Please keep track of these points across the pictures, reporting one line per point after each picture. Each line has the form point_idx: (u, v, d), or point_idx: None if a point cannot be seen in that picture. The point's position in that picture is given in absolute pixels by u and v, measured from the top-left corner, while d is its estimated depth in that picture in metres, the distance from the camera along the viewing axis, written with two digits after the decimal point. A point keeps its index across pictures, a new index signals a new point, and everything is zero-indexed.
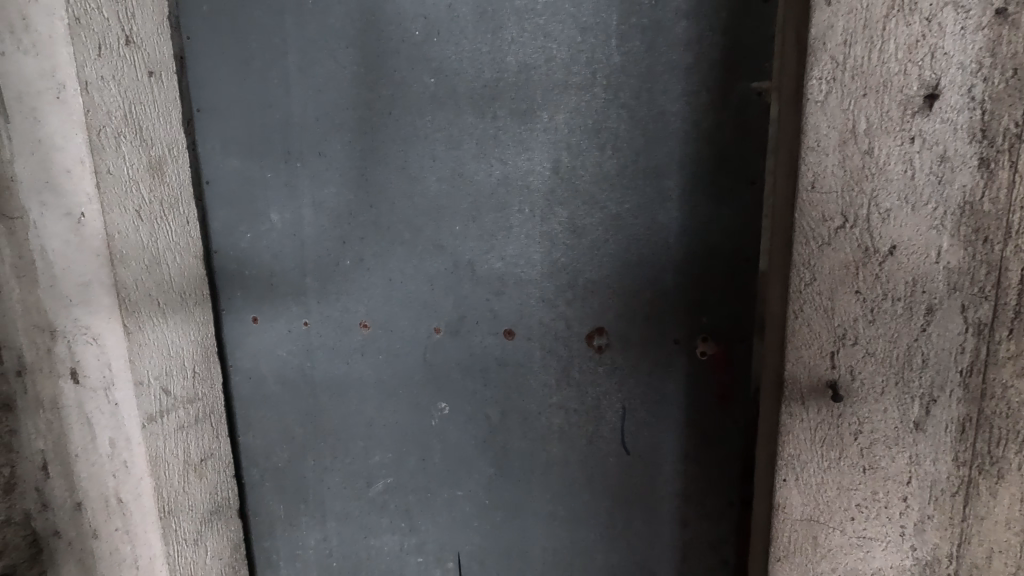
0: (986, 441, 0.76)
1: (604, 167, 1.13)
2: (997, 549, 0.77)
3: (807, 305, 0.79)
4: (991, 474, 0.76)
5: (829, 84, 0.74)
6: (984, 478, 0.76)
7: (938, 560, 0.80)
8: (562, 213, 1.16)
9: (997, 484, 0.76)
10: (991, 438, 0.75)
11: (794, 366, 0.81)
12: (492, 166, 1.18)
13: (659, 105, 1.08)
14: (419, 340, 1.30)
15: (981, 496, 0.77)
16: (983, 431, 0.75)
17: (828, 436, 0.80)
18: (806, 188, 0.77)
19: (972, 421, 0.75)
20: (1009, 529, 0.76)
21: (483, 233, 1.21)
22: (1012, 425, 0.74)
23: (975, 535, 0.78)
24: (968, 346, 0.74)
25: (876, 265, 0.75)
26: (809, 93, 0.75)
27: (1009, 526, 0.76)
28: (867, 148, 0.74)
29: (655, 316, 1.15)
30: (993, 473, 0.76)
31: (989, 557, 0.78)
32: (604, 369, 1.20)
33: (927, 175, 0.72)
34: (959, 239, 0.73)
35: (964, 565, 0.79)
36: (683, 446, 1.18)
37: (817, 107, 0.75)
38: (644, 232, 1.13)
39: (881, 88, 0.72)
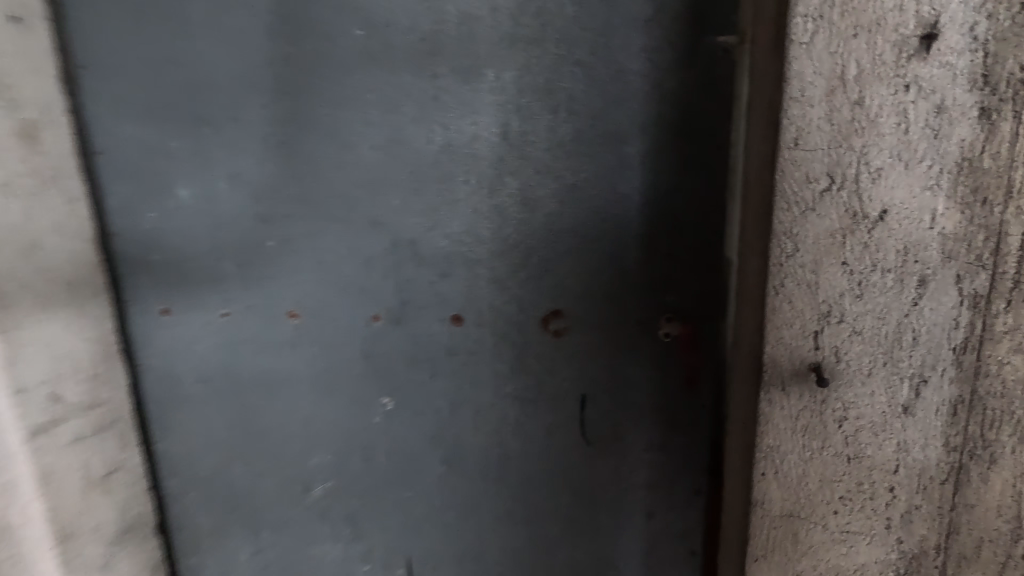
0: (979, 424, 0.70)
1: (558, 132, 1.02)
2: (988, 539, 0.73)
3: (789, 280, 0.70)
4: (983, 459, 0.71)
5: (815, 23, 0.65)
6: (976, 464, 0.71)
7: (926, 551, 0.74)
8: (513, 184, 1.05)
9: (989, 470, 0.71)
10: (984, 421, 0.70)
11: (774, 348, 0.72)
12: (433, 131, 1.05)
13: (617, 63, 0.98)
14: (356, 329, 1.16)
15: (972, 483, 0.72)
16: (976, 413, 0.70)
17: (811, 423, 0.73)
18: (789, 146, 0.68)
19: (965, 402, 0.70)
20: (1001, 518, 0.72)
21: (427, 208, 1.08)
22: (1008, 406, 0.69)
23: (964, 525, 0.73)
24: (963, 321, 0.68)
25: (865, 233, 0.68)
26: (793, 33, 0.65)
27: (1001, 514, 0.72)
28: (857, 98, 0.65)
29: (616, 295, 1.06)
30: (983, 457, 0.71)
31: (979, 548, 0.73)
32: (561, 355, 1.11)
33: (923, 128, 0.65)
34: (956, 201, 0.66)
35: (953, 556, 0.74)
36: (648, 433, 1.10)
37: (802, 50, 0.66)
38: (604, 204, 1.03)
39: (874, 26, 0.64)
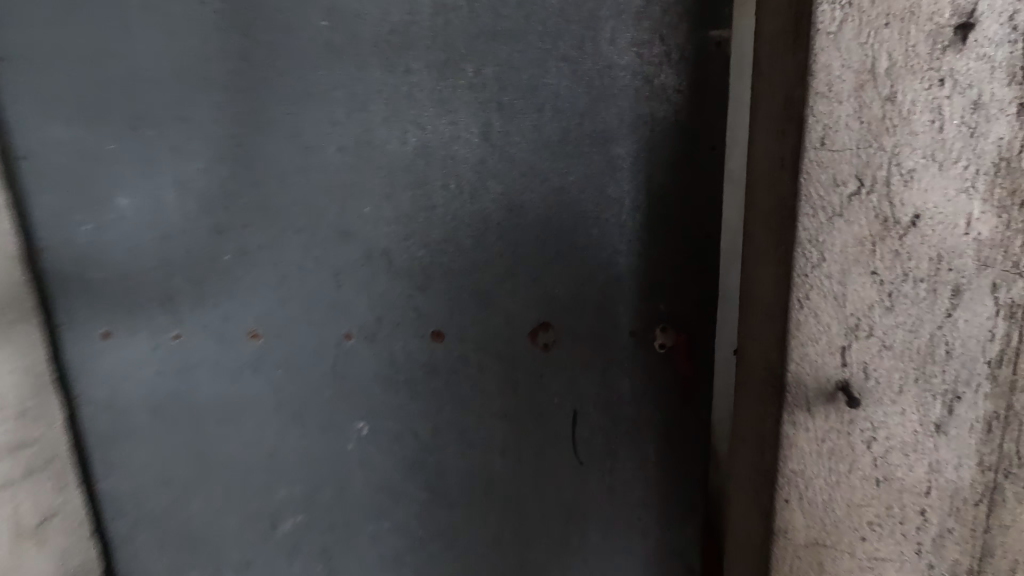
0: (1017, 442, 0.59)
1: (543, 132, 0.94)
2: None
3: (815, 293, 0.59)
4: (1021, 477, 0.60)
5: (844, 9, 0.52)
6: (1013, 484, 0.60)
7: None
8: (495, 188, 0.97)
9: None
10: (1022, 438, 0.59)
11: (799, 367, 0.61)
12: (407, 132, 0.96)
13: (605, 57, 0.91)
14: (326, 348, 1.06)
15: (1009, 503, 0.61)
16: (1014, 431, 0.59)
17: (838, 446, 0.62)
18: (814, 145, 0.56)
19: (1002, 419, 0.59)
20: None
21: (401, 216, 0.99)
22: None
23: (1000, 547, 0.62)
24: (998, 333, 0.57)
25: (897, 240, 0.56)
26: (819, 20, 0.53)
27: None
28: (889, 93, 0.53)
29: (608, 305, 0.99)
30: None
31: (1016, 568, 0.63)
32: (550, 370, 1.03)
33: (958, 126, 0.53)
34: (993, 205, 0.54)
35: None
36: (644, 449, 1.04)
37: (829, 40, 0.53)
38: (593, 208, 0.96)
39: (910, 11, 0.51)
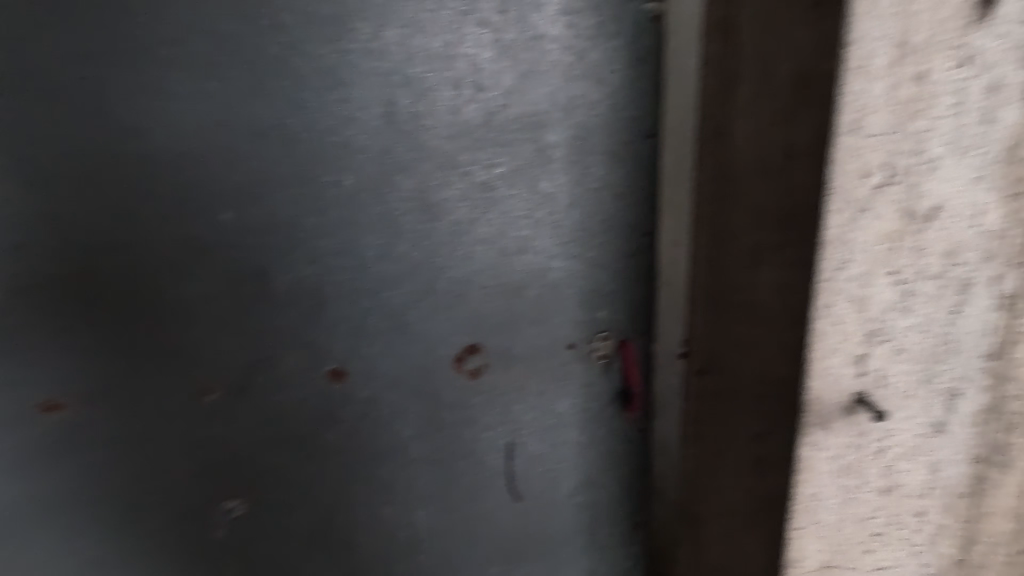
0: (999, 430, 0.59)
1: (461, 115, 0.76)
2: (998, 541, 0.63)
3: (839, 297, 0.52)
4: (999, 464, 0.60)
5: None
6: (993, 471, 0.60)
7: (947, 571, 0.63)
8: (404, 184, 0.77)
9: (1005, 474, 0.60)
10: (1002, 425, 0.59)
11: (819, 384, 0.54)
12: (280, 110, 0.72)
13: (532, 25, 0.75)
14: (174, 410, 0.79)
15: (991, 491, 0.60)
16: (997, 420, 0.58)
17: (852, 462, 0.57)
18: (848, 132, 0.49)
19: (991, 409, 0.58)
20: (1008, 518, 0.62)
21: (275, 226, 0.75)
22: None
23: (982, 535, 0.62)
24: (993, 325, 0.55)
25: (916, 235, 0.52)
26: None
27: (1013, 516, 0.62)
28: (919, 71, 0.48)
29: (543, 318, 0.86)
30: (999, 462, 0.60)
31: (990, 553, 0.63)
32: (480, 400, 0.87)
33: (975, 111, 0.49)
34: (999, 195, 0.52)
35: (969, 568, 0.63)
36: (585, 473, 0.94)
37: (869, 7, 0.46)
38: (524, 207, 0.81)
39: None
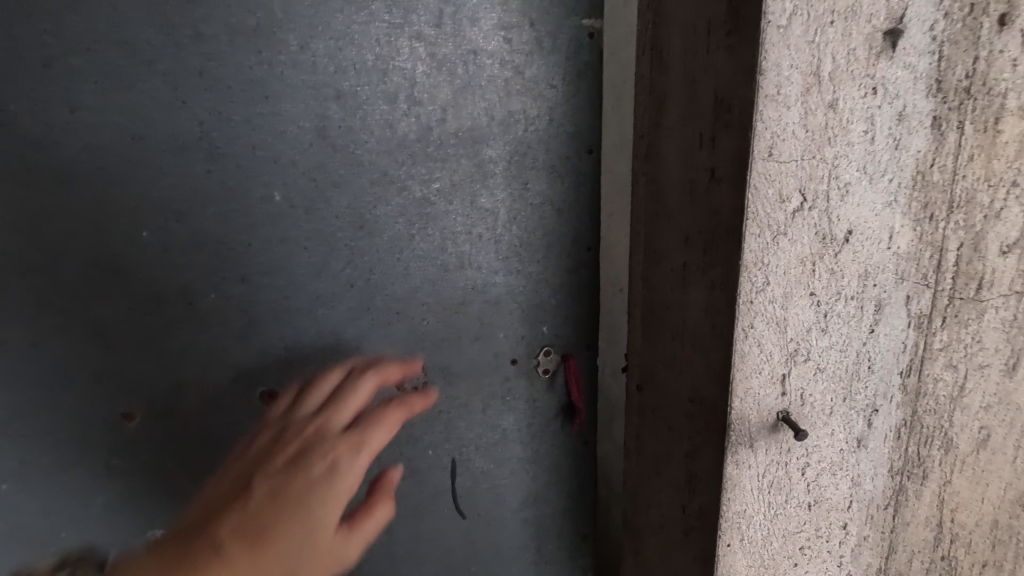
0: (916, 443, 0.61)
1: (397, 129, 0.75)
2: (918, 550, 0.65)
3: (759, 319, 0.53)
4: (917, 476, 0.62)
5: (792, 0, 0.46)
6: (912, 482, 0.62)
7: None
8: (339, 200, 0.75)
9: (923, 485, 0.62)
10: (920, 438, 0.60)
11: (742, 402, 0.55)
12: (205, 124, 0.69)
13: (468, 40, 0.74)
14: (93, 438, 0.75)
15: (909, 502, 0.62)
16: (915, 434, 0.60)
17: (778, 478, 0.58)
18: (762, 157, 0.49)
19: (907, 424, 0.60)
20: (928, 527, 0.64)
21: (199, 243, 0.72)
22: (939, 423, 0.60)
23: (902, 543, 0.64)
24: (908, 343, 0.57)
25: (832, 258, 0.53)
26: (767, 12, 0.46)
27: (932, 526, 0.64)
28: (830, 99, 0.49)
29: (486, 334, 0.85)
30: (917, 474, 0.62)
31: (911, 561, 0.65)
32: (422, 417, 0.86)
33: (885, 137, 0.51)
34: (910, 218, 0.54)
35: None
36: (531, 487, 0.93)
37: (779, 35, 0.46)
38: (463, 222, 0.80)
39: (852, 11, 0.47)
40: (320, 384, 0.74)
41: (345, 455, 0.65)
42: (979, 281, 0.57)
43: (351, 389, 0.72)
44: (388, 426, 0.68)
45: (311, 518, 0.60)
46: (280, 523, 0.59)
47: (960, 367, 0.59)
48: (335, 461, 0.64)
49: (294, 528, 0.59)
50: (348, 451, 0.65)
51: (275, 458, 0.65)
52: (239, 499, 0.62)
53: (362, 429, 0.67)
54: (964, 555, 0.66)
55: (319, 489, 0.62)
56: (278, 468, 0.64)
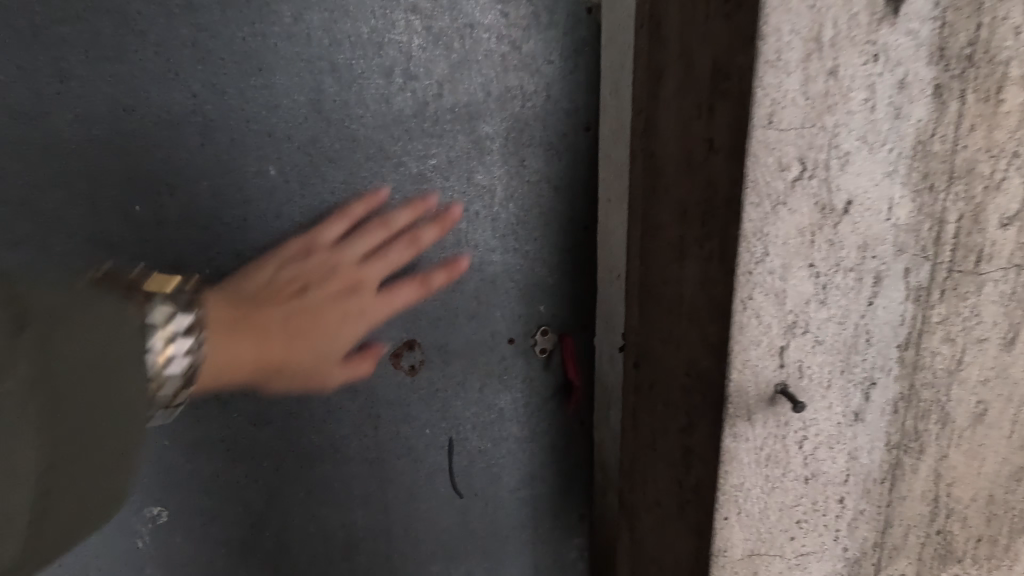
0: (913, 417, 0.60)
1: (392, 104, 0.74)
2: (914, 524, 0.65)
3: (758, 290, 0.53)
4: (914, 449, 0.62)
5: None
6: (908, 456, 0.62)
7: (868, 555, 0.65)
8: (335, 176, 0.74)
9: (919, 459, 0.62)
10: (917, 412, 0.60)
11: (740, 374, 0.54)
12: (197, 97, 0.68)
13: (465, 14, 0.73)
14: None
15: (905, 476, 0.62)
16: (912, 407, 0.60)
17: (775, 452, 0.58)
18: (762, 124, 0.48)
19: (904, 398, 0.59)
20: (924, 501, 0.64)
21: (192, 218, 0.71)
22: (937, 396, 0.60)
23: (897, 518, 0.64)
24: (907, 316, 0.57)
25: (832, 229, 0.52)
26: None
27: (928, 500, 0.64)
28: (831, 66, 0.48)
29: (483, 312, 0.84)
30: (914, 448, 0.62)
31: (906, 535, 0.65)
32: (418, 396, 0.85)
33: (886, 106, 0.50)
34: (910, 189, 0.53)
35: (887, 551, 0.65)
36: (528, 467, 0.93)
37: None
38: (459, 199, 0.79)
39: None
40: (356, 206, 0.73)
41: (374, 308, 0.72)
42: (979, 253, 0.56)
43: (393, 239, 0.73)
44: (410, 301, 0.74)
45: (330, 350, 0.72)
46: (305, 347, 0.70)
47: (958, 341, 0.59)
48: (364, 309, 0.72)
49: (318, 353, 0.71)
50: (376, 311, 0.72)
51: (318, 284, 0.70)
52: (271, 310, 0.68)
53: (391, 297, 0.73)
54: (960, 529, 0.66)
55: (344, 330, 0.71)
56: (319, 295, 0.70)
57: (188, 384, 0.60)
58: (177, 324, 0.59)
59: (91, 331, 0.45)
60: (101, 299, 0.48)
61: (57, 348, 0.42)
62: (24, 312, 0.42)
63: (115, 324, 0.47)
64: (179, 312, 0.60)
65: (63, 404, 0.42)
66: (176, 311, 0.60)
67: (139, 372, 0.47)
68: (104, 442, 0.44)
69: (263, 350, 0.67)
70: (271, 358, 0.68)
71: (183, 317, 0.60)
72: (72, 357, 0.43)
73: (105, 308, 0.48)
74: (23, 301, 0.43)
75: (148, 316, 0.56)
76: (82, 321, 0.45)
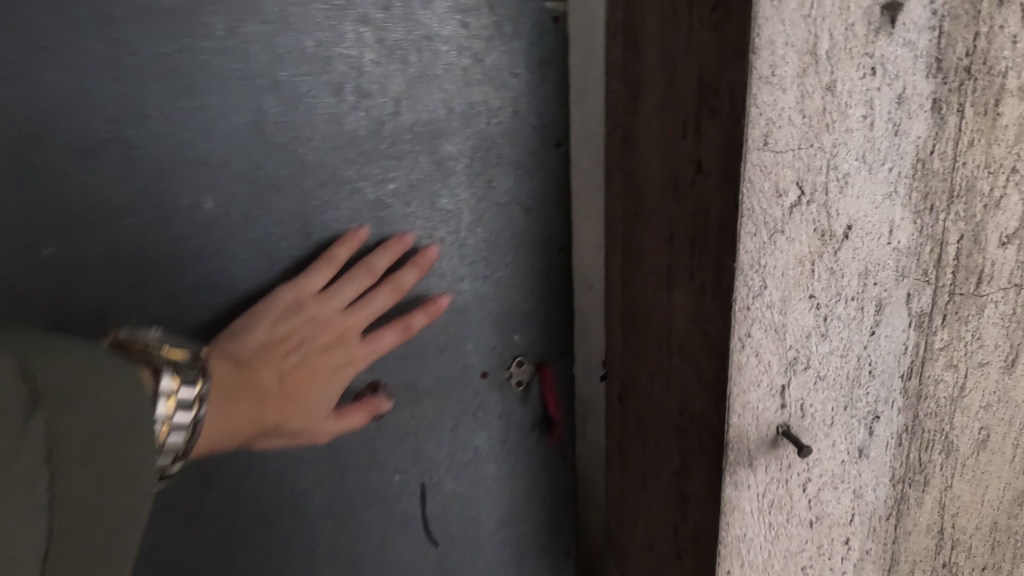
0: (918, 449, 0.57)
1: (344, 124, 0.67)
2: (920, 559, 0.61)
3: (756, 326, 0.48)
4: (919, 482, 0.58)
5: None
6: (913, 489, 0.58)
7: None
8: (282, 205, 0.67)
9: (923, 491, 0.59)
10: (921, 444, 0.57)
11: (739, 417, 0.50)
12: (117, 121, 0.60)
13: (421, 24, 0.67)
14: None
15: (911, 510, 0.59)
16: (916, 439, 0.56)
17: (778, 497, 0.53)
18: (757, 146, 0.43)
19: (908, 429, 0.56)
20: (929, 534, 0.61)
21: (116, 258, 0.63)
22: (940, 426, 0.57)
23: (903, 554, 0.60)
24: (909, 344, 0.53)
25: (832, 256, 0.48)
26: None
27: (933, 532, 0.61)
28: (828, 81, 0.44)
29: (454, 345, 0.78)
30: (918, 480, 0.58)
31: (912, 571, 0.61)
32: (386, 440, 0.78)
33: (885, 123, 0.46)
34: (911, 211, 0.49)
35: None
36: (509, 507, 0.87)
37: (772, 7, 0.41)
38: (423, 226, 0.72)
39: None
40: (339, 250, 0.68)
41: (360, 359, 0.70)
42: (980, 275, 0.53)
43: (376, 285, 0.70)
44: (393, 345, 0.72)
45: (319, 406, 0.68)
46: (294, 408, 0.66)
47: (960, 367, 0.56)
48: (349, 362, 0.69)
49: (308, 410, 0.67)
50: (363, 361, 0.70)
51: (307, 338, 0.66)
52: (256, 372, 0.64)
53: (378, 346, 0.70)
54: (964, 559, 0.63)
55: (331, 384, 0.68)
56: (308, 348, 0.67)
57: (183, 455, 0.54)
58: (184, 396, 0.53)
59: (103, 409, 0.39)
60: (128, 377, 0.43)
61: (60, 431, 0.37)
62: (46, 376, 0.38)
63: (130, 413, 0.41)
64: (183, 383, 0.53)
65: (69, 445, 0.37)
66: (181, 381, 0.53)
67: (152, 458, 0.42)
68: (100, 534, 0.38)
69: (259, 411, 0.63)
70: (264, 420, 0.64)
71: (190, 390, 0.53)
72: (87, 404, 0.39)
73: (129, 380, 0.43)
74: (44, 365, 0.38)
75: (156, 381, 0.51)
76: (105, 377, 0.41)
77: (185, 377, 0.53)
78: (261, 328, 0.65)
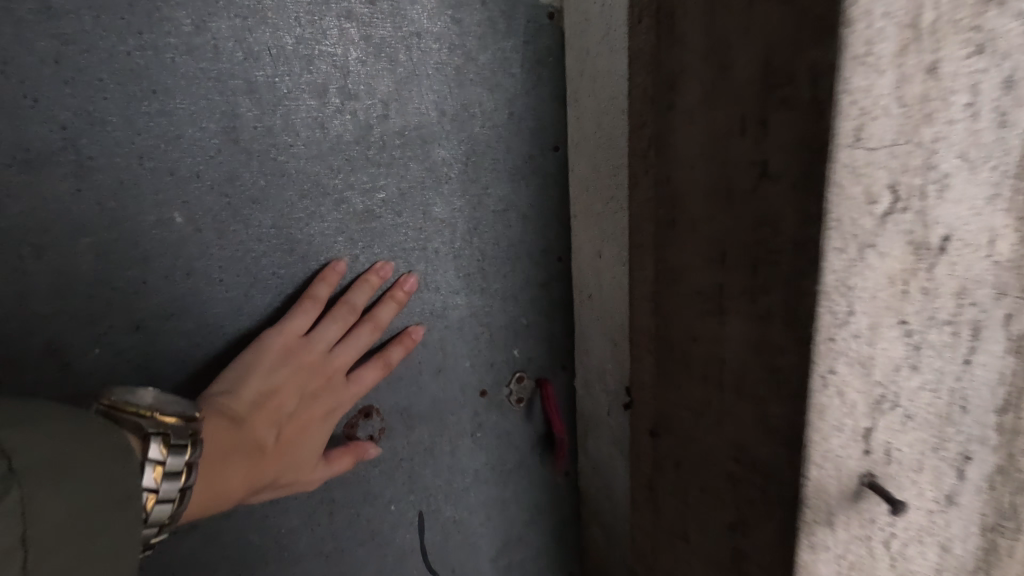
0: (1011, 491, 0.49)
1: (329, 128, 0.57)
2: None
3: (842, 361, 0.39)
4: (1011, 529, 0.50)
5: None
6: (1005, 537, 0.50)
7: None
8: (262, 218, 0.57)
9: (1016, 539, 0.51)
10: (1014, 486, 0.49)
11: (819, 469, 0.41)
12: (67, 129, 0.50)
13: (410, 19, 0.58)
14: None
15: (999, 560, 0.51)
16: (1010, 480, 0.49)
17: (859, 559, 0.45)
18: (848, 143, 0.35)
19: (1002, 470, 0.48)
20: None
21: (73, 287, 0.53)
22: None
23: None
24: (1005, 374, 0.45)
25: (926, 274, 0.40)
26: None
27: None
28: (932, 59, 0.35)
29: (454, 370, 0.69)
30: (1010, 526, 0.50)
31: None
32: (382, 474, 0.69)
33: (991, 111, 0.38)
34: (1013, 217, 0.41)
35: None
36: (514, 543, 0.78)
37: None
38: (414, 234, 0.63)
39: None
40: (320, 287, 0.59)
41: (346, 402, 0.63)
42: None
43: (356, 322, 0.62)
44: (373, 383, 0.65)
45: (311, 457, 0.61)
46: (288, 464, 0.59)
47: None
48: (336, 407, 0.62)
49: (299, 466, 0.60)
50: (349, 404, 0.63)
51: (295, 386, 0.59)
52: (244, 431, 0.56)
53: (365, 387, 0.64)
54: None
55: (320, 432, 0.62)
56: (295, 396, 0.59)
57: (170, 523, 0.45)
58: (175, 463, 0.43)
59: (81, 489, 0.34)
60: (102, 446, 0.37)
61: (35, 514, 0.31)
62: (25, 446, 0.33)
63: (115, 490, 0.36)
64: (173, 451, 0.44)
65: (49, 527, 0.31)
66: (172, 448, 0.44)
67: (129, 544, 0.36)
68: None
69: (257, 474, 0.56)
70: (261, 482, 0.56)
71: (182, 457, 0.44)
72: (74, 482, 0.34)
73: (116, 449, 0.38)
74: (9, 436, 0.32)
75: (144, 448, 0.42)
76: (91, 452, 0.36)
77: (174, 440, 0.44)
78: (240, 380, 0.57)
